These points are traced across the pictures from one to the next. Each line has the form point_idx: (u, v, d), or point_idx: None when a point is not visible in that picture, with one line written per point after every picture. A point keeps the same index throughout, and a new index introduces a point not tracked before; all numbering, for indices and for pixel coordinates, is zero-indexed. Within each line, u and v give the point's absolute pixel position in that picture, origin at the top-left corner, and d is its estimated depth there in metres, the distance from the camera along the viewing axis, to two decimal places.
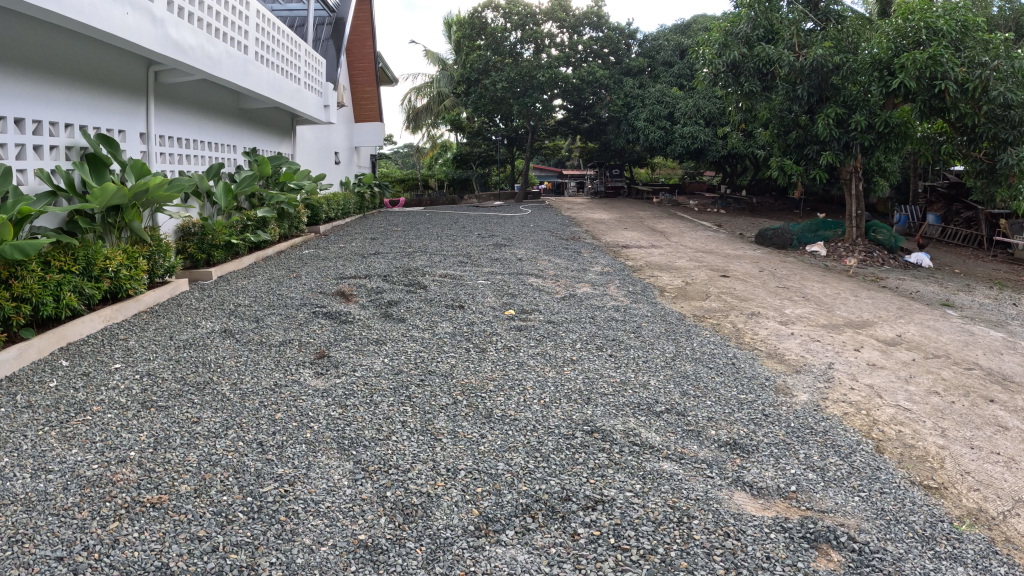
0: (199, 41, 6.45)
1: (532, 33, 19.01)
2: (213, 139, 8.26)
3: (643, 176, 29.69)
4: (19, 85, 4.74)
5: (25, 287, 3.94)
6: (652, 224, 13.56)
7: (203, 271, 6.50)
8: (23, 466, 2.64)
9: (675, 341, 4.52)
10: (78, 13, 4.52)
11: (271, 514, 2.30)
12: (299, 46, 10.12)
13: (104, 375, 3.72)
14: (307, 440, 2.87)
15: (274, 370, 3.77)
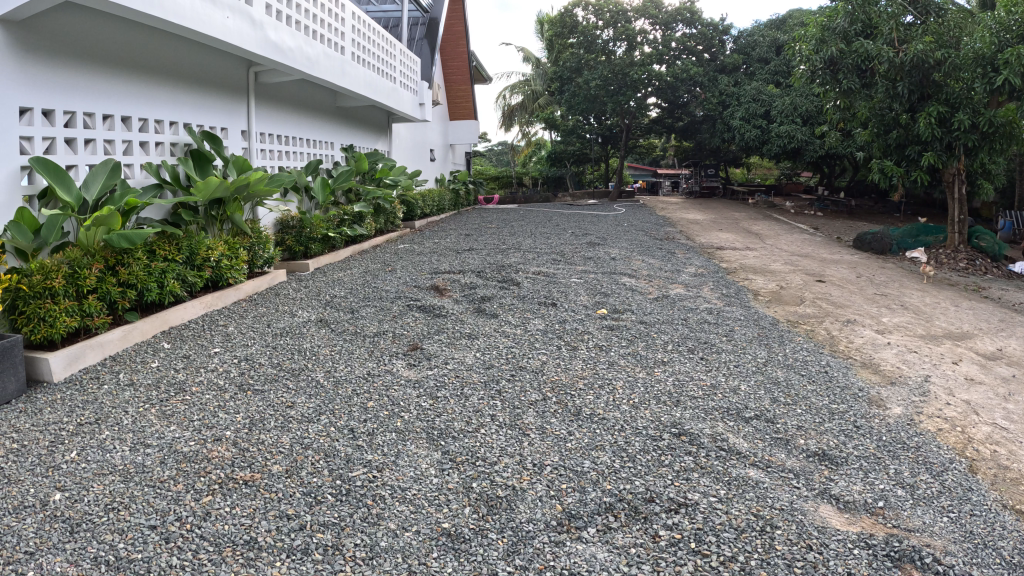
0: (297, 43, 6.69)
1: (624, 30, 18.70)
2: (311, 136, 8.58)
3: (738, 175, 28.93)
4: (128, 85, 5.05)
5: (132, 273, 4.18)
6: (746, 225, 13.25)
7: (301, 263, 6.78)
8: (124, 440, 2.83)
9: (768, 346, 4.39)
10: (180, 18, 4.75)
11: (359, 497, 2.38)
12: (394, 46, 10.33)
13: (204, 358, 3.91)
14: (398, 428, 2.94)
15: (368, 360, 3.88)
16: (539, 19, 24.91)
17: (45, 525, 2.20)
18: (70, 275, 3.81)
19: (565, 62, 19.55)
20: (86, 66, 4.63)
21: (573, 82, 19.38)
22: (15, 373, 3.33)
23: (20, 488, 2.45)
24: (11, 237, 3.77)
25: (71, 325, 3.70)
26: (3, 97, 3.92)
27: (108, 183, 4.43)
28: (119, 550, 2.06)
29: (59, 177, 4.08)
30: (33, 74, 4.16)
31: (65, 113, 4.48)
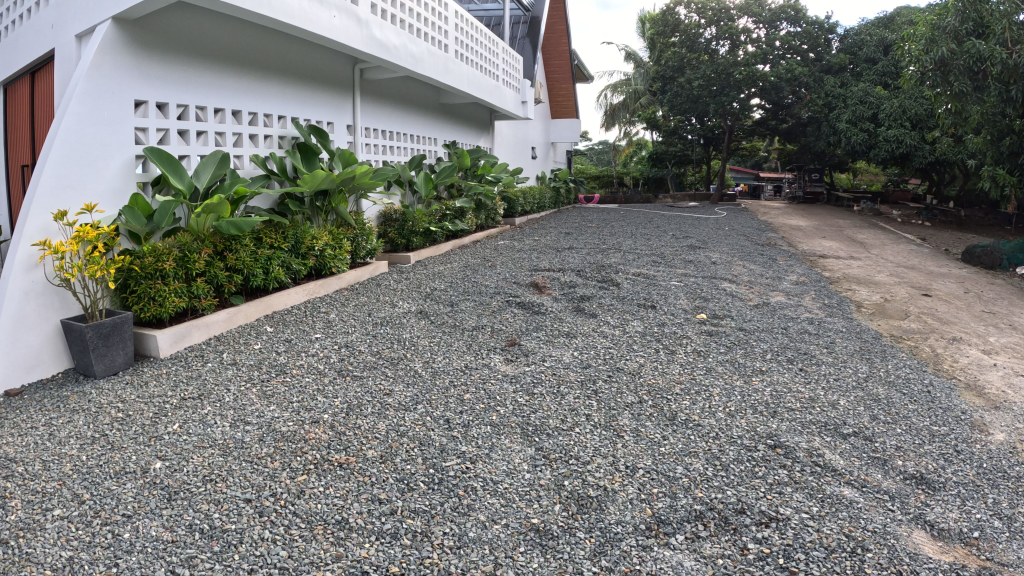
0: (401, 42, 6.86)
1: (727, 28, 18.34)
2: (414, 132, 8.76)
3: (844, 181, 27.70)
4: (238, 81, 5.33)
5: (238, 259, 4.43)
6: (851, 233, 12.68)
7: (402, 255, 6.99)
8: (225, 416, 3.00)
9: (869, 361, 4.19)
10: (288, 17, 4.95)
11: (451, 487, 2.43)
12: (497, 45, 10.44)
13: (306, 343, 4.08)
14: (493, 422, 2.98)
15: (466, 353, 3.95)
16: (641, 18, 24.67)
17: (144, 491, 2.38)
18: (181, 258, 4.07)
19: (666, 61, 19.29)
20: (198, 62, 4.90)
21: (675, 82, 19.21)
22: (124, 346, 3.69)
23: (126, 454, 2.67)
24: (125, 221, 3.96)
25: (178, 305, 3.96)
26: (120, 90, 4.20)
27: (217, 173, 4.66)
28: (214, 520, 2.19)
29: (171, 167, 4.35)
30: (148, 69, 4.44)
31: (179, 106, 4.77)
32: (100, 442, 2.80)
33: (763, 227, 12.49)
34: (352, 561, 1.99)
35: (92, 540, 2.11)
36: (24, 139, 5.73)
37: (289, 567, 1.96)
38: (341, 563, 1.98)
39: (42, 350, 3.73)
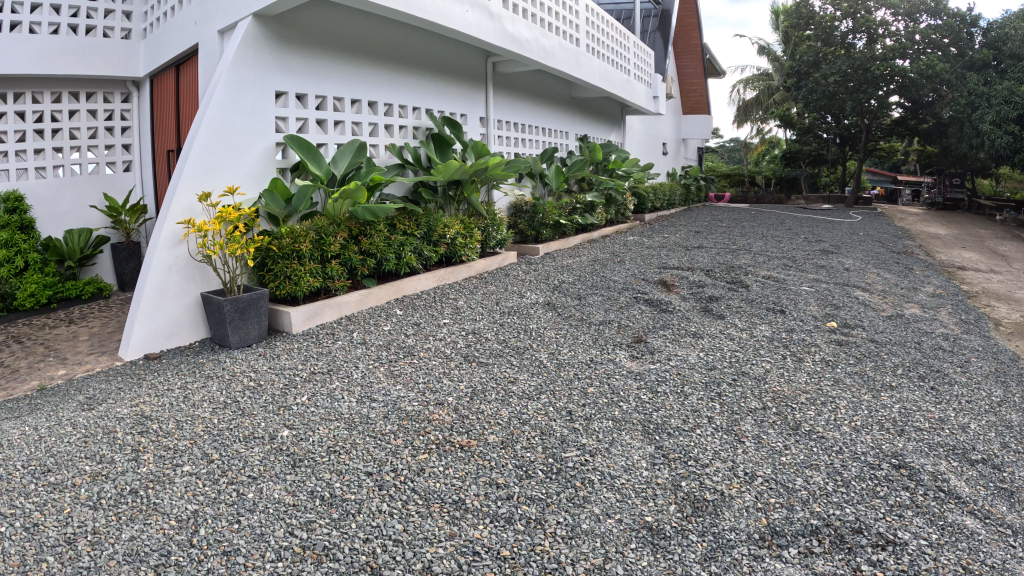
0: (532, 35, 6.93)
1: (864, 20, 17.32)
2: (546, 124, 8.99)
3: (990, 188, 25.54)
4: (374, 73, 5.57)
5: (372, 244, 4.74)
6: (993, 245, 11.73)
7: (531, 247, 7.20)
8: (353, 392, 3.21)
9: (1006, 385, 3.87)
10: (422, 12, 5.09)
11: (568, 478, 2.46)
12: (628, 39, 10.29)
13: (434, 328, 4.26)
14: (614, 417, 3.00)
15: (592, 347, 3.98)
16: (774, 11, 23.79)
17: (270, 456, 2.59)
18: (317, 241, 4.37)
19: (802, 55, 18.60)
20: (336, 56, 5.16)
21: (810, 78, 18.44)
22: (259, 319, 4.01)
23: (256, 420, 2.91)
24: (265, 204, 4.29)
25: (311, 285, 4.26)
26: (260, 81, 4.49)
27: (354, 161, 4.95)
28: (335, 489, 2.34)
29: (310, 154, 4.63)
30: (289, 62, 4.73)
31: (318, 96, 5.05)
32: (232, 408, 3.07)
33: (898, 234, 11.76)
34: (464, 540, 2.08)
35: (216, 496, 2.32)
36: (171, 126, 6.26)
37: (403, 540, 2.07)
38: (454, 541, 2.07)
39: (182, 320, 4.17)
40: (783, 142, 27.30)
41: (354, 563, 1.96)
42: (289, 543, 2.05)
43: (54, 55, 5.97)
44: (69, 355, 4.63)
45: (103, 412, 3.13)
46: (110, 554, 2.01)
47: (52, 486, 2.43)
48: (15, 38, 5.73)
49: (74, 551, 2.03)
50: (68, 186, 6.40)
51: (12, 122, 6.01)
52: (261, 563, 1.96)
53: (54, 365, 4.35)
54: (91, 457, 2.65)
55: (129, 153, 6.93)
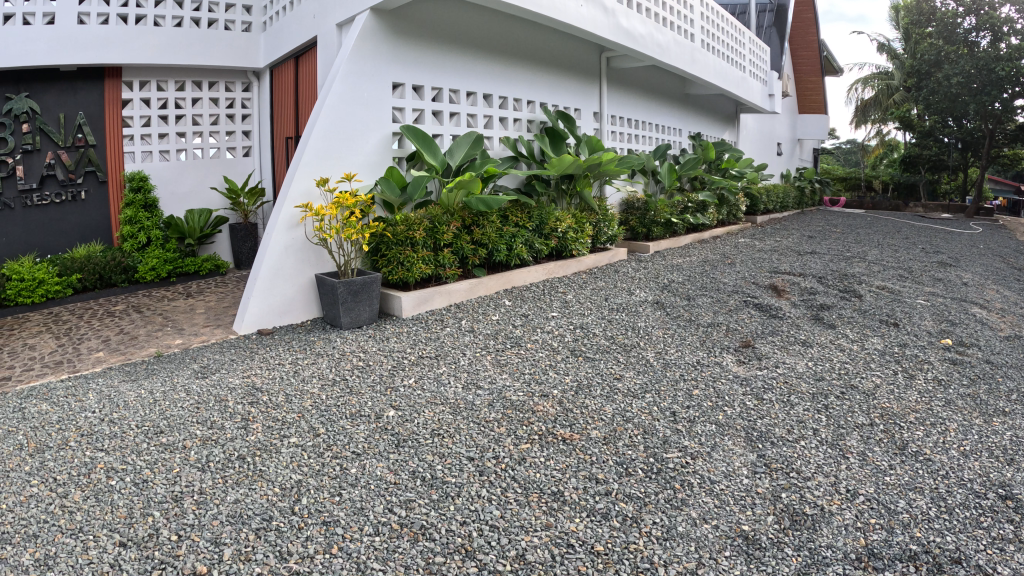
0: (647, 31, 6.86)
1: (987, 19, 15.88)
2: (659, 121, 8.95)
3: None
4: (489, 67, 5.78)
5: (484, 234, 5.05)
6: None
7: (642, 244, 7.25)
8: (461, 376, 3.40)
9: None
10: (538, 8, 5.13)
11: (668, 479, 2.45)
12: (744, 34, 9.97)
13: (542, 320, 4.39)
14: (717, 421, 2.95)
15: (698, 349, 3.93)
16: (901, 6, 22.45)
17: (375, 434, 2.74)
18: (431, 229, 4.67)
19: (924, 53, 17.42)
20: (451, 49, 5.37)
21: (931, 78, 17.17)
22: (370, 303, 4.32)
23: (362, 399, 3.10)
24: (381, 190, 4.56)
25: (424, 272, 4.55)
26: (380, 73, 4.76)
27: (469, 153, 5.17)
28: (436, 471, 2.44)
29: (427, 145, 4.84)
30: (408, 55, 4.99)
31: (434, 88, 5.31)
32: (341, 385, 3.30)
33: None
34: (559, 532, 2.10)
35: (320, 469, 2.47)
36: (291, 115, 6.58)
37: (500, 526, 2.11)
38: (549, 532, 2.10)
39: (296, 299, 4.55)
40: (905, 145, 25.84)
41: (449, 544, 2.02)
42: (387, 519, 2.15)
43: (179, 45, 6.58)
44: (185, 325, 4.97)
45: (216, 380, 3.44)
46: (214, 514, 2.18)
47: (164, 446, 2.69)
48: (143, 31, 6.39)
49: (180, 508, 2.22)
50: (191, 168, 7.08)
51: (138, 108, 6.73)
52: (358, 535, 2.06)
53: (171, 334, 4.71)
54: (202, 423, 2.90)
55: (251, 139, 7.48)
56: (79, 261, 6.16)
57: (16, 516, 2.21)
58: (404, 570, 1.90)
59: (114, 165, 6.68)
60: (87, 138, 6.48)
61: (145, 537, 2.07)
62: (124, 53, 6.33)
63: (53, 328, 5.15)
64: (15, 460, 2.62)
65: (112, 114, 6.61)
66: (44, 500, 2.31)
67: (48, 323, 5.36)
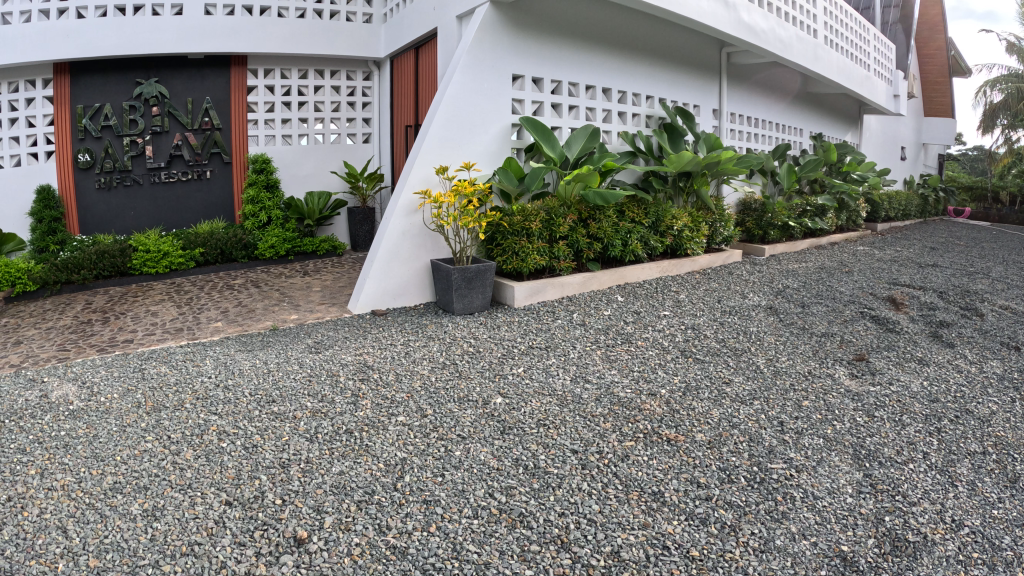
0: (769, 25, 6.65)
1: None
2: (779, 120, 8.71)
3: None
4: (609, 61, 5.79)
5: (600, 229, 5.11)
6: None
7: (757, 247, 7.16)
8: (569, 369, 3.43)
9: None
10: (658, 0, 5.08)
11: (770, 490, 2.31)
12: (869, 30, 9.50)
13: (654, 318, 4.37)
14: (825, 436, 2.73)
15: (810, 359, 3.68)
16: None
17: (481, 420, 2.81)
18: (547, 221, 4.80)
19: None
20: (570, 42, 5.41)
21: None
22: (482, 291, 4.45)
23: (471, 383, 3.21)
24: (499, 181, 4.71)
25: (537, 263, 4.66)
26: (501, 65, 4.88)
27: (587, 146, 5.18)
28: (540, 460, 2.47)
29: (545, 137, 4.93)
30: (529, 48, 5.08)
31: (554, 81, 5.39)
32: (450, 369, 3.41)
33: None
34: (656, 532, 2.05)
35: (426, 448, 2.55)
36: (410, 104, 6.76)
37: (597, 520, 2.10)
38: (646, 531, 2.05)
39: (409, 283, 4.72)
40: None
41: (546, 534, 2.03)
42: (487, 504, 2.19)
43: (302, 34, 6.91)
44: (301, 302, 5.22)
45: (329, 356, 3.62)
46: (319, 483, 2.29)
47: (275, 415, 2.84)
48: (267, 21, 6.76)
49: (287, 474, 2.35)
50: (311, 153, 7.48)
51: (263, 94, 7.20)
52: (457, 516, 2.11)
53: (288, 309, 4.96)
54: (314, 395, 3.05)
55: (371, 127, 7.81)
56: (203, 236, 6.76)
57: (131, 468, 2.40)
58: (500, 555, 1.93)
59: (239, 147, 7.21)
60: (213, 121, 7.04)
61: (251, 498, 2.20)
62: (249, 42, 6.74)
63: (175, 297, 5.53)
64: (133, 417, 2.84)
65: (238, 100, 7.12)
66: (156, 455, 2.49)
67: (171, 292, 5.76)
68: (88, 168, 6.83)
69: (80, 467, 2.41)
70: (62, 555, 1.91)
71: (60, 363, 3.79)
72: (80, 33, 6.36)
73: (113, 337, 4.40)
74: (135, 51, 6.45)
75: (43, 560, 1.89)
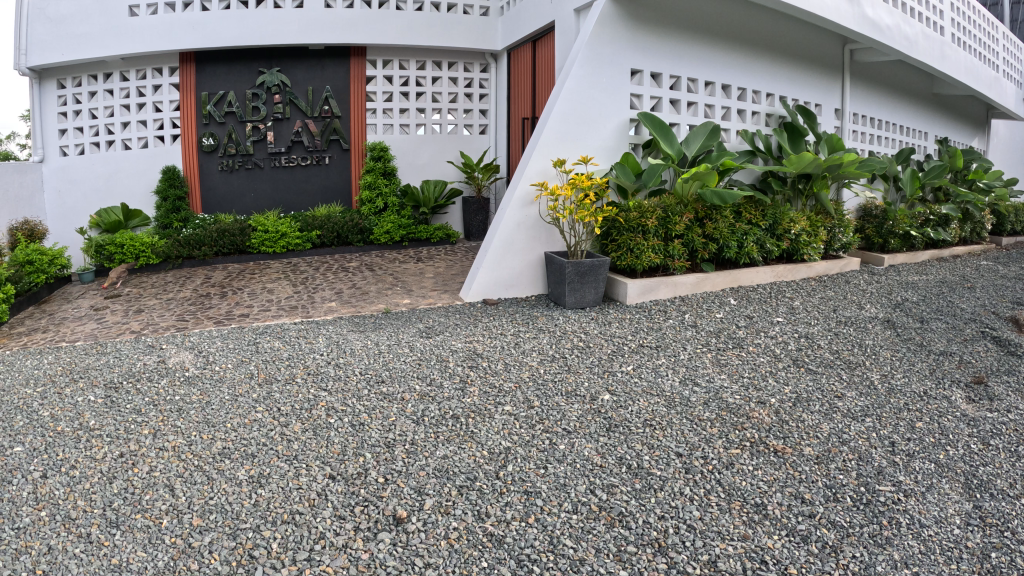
0: (895, 21, 6.28)
1: None
2: (903, 122, 8.23)
3: None
4: (729, 57, 5.64)
5: (716, 229, 5.00)
6: None
7: (876, 256, 6.87)
8: (679, 371, 3.37)
9: None
10: None
11: (875, 513, 2.19)
12: (999, 29, 8.87)
13: (766, 324, 4.24)
14: (938, 460, 2.55)
15: (926, 378, 3.45)
16: None
17: (588, 415, 2.81)
18: (664, 219, 4.74)
19: None
20: (690, 37, 5.30)
21: None
22: (595, 286, 4.46)
23: (580, 378, 3.21)
24: (617, 176, 4.68)
25: (652, 261, 4.64)
26: (619, 59, 4.85)
27: (706, 144, 5.07)
28: (644, 461, 2.45)
29: (664, 133, 4.86)
30: (647, 43, 5.01)
31: (673, 76, 5.28)
32: (560, 362, 3.43)
33: None
34: (755, 545, 1.98)
35: (531, 439, 2.58)
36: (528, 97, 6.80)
37: (696, 527, 2.05)
38: (745, 543, 1.99)
39: (522, 274, 4.83)
40: None
41: (644, 535, 2.01)
42: (588, 500, 2.18)
43: (418, 26, 7.08)
44: (414, 287, 5.36)
45: (440, 341, 3.71)
46: (421, 465, 2.35)
47: (384, 395, 2.93)
48: (386, 14, 6.98)
49: (391, 454, 2.42)
50: (427, 142, 7.69)
51: (381, 85, 7.46)
52: (557, 510, 2.12)
53: (401, 293, 5.11)
54: (423, 378, 3.14)
55: (486, 118, 7.89)
56: (321, 219, 7.08)
57: (240, 436, 2.53)
58: (595, 553, 1.92)
59: (357, 135, 7.49)
60: (332, 109, 7.34)
61: (353, 474, 2.28)
62: (368, 34, 6.98)
63: (290, 276, 5.81)
64: (245, 387, 3.00)
65: (358, 89, 7.39)
66: (266, 426, 2.62)
67: (287, 271, 6.05)
68: (211, 151, 7.24)
69: (191, 431, 2.57)
70: (167, 512, 2.05)
71: (179, 332, 4.06)
72: (205, 25, 6.74)
73: (230, 310, 4.66)
74: (258, 41, 6.80)
75: (149, 515, 2.03)
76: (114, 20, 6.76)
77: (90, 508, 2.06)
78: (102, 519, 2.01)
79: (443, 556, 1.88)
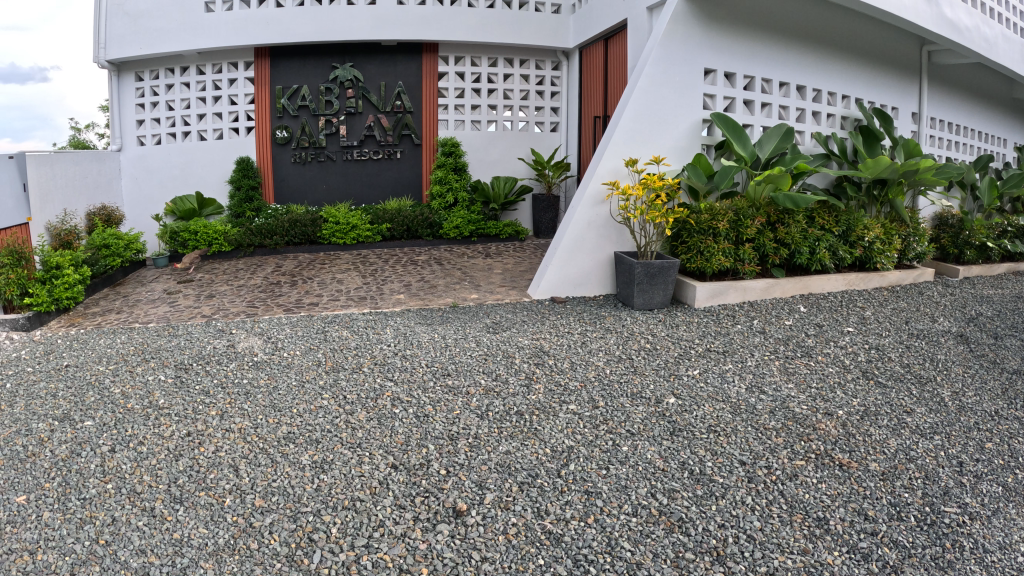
0: (975, 22, 5.98)
1: None
2: (983, 128, 7.85)
3: None
4: (806, 57, 5.48)
5: (788, 234, 4.86)
6: None
7: (951, 267, 6.56)
8: (745, 378, 3.30)
9: None
10: None
11: (939, 534, 2.09)
12: None
13: (837, 333, 4.10)
14: (1007, 484, 2.42)
15: (1001, 397, 3.28)
16: None
17: (652, 418, 2.78)
18: (735, 221, 4.66)
19: None
20: (766, 36, 5.17)
21: None
22: (664, 288, 4.41)
23: (646, 379, 3.18)
24: (688, 177, 4.63)
25: (722, 264, 4.57)
26: (692, 58, 4.77)
27: (779, 146, 4.91)
28: (707, 467, 2.41)
29: (737, 134, 4.74)
30: (720, 42, 4.91)
31: (747, 76, 5.16)
32: (625, 363, 3.40)
33: None
34: (815, 560, 1.93)
35: (594, 439, 2.57)
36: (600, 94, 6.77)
37: (756, 538, 2.01)
38: (805, 558, 1.94)
39: (591, 273, 4.82)
40: None
41: (702, 543, 1.98)
42: (648, 503, 2.17)
43: (489, 23, 7.14)
44: (482, 283, 5.39)
45: (507, 338, 3.72)
46: (483, 459, 2.37)
47: (449, 388, 2.97)
48: (459, 12, 7.07)
49: (454, 447, 2.46)
50: (500, 139, 7.74)
51: (453, 81, 7.54)
52: (617, 511, 2.11)
53: (469, 288, 5.15)
54: (488, 373, 3.17)
55: (559, 116, 7.89)
56: (392, 212, 7.19)
57: (306, 421, 2.61)
58: (652, 557, 1.90)
59: (428, 131, 7.61)
60: (404, 104, 7.46)
61: (415, 465, 2.32)
62: (439, 31, 7.08)
63: (359, 267, 5.94)
64: (312, 374, 3.09)
65: (429, 85, 7.51)
66: (331, 412, 2.69)
67: (357, 263, 6.19)
68: (284, 143, 7.45)
69: (257, 413, 2.67)
70: (230, 491, 2.13)
71: (249, 318, 4.20)
72: (279, 21, 6.95)
73: (299, 299, 4.80)
74: (332, 38, 6.97)
75: (213, 492, 2.11)
76: (191, 17, 7.03)
77: (155, 483, 2.16)
78: (167, 494, 2.10)
79: (499, 551, 1.89)
